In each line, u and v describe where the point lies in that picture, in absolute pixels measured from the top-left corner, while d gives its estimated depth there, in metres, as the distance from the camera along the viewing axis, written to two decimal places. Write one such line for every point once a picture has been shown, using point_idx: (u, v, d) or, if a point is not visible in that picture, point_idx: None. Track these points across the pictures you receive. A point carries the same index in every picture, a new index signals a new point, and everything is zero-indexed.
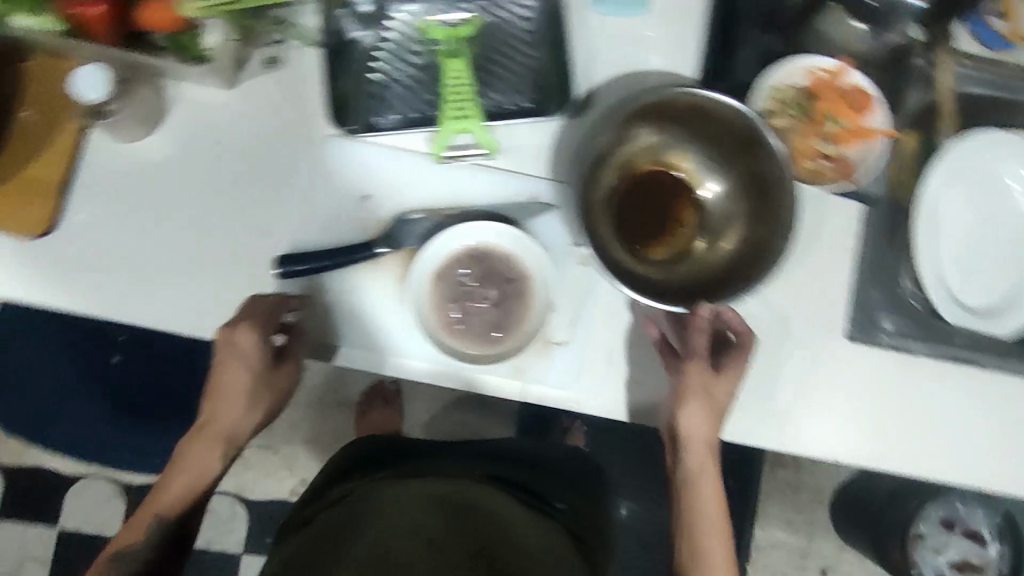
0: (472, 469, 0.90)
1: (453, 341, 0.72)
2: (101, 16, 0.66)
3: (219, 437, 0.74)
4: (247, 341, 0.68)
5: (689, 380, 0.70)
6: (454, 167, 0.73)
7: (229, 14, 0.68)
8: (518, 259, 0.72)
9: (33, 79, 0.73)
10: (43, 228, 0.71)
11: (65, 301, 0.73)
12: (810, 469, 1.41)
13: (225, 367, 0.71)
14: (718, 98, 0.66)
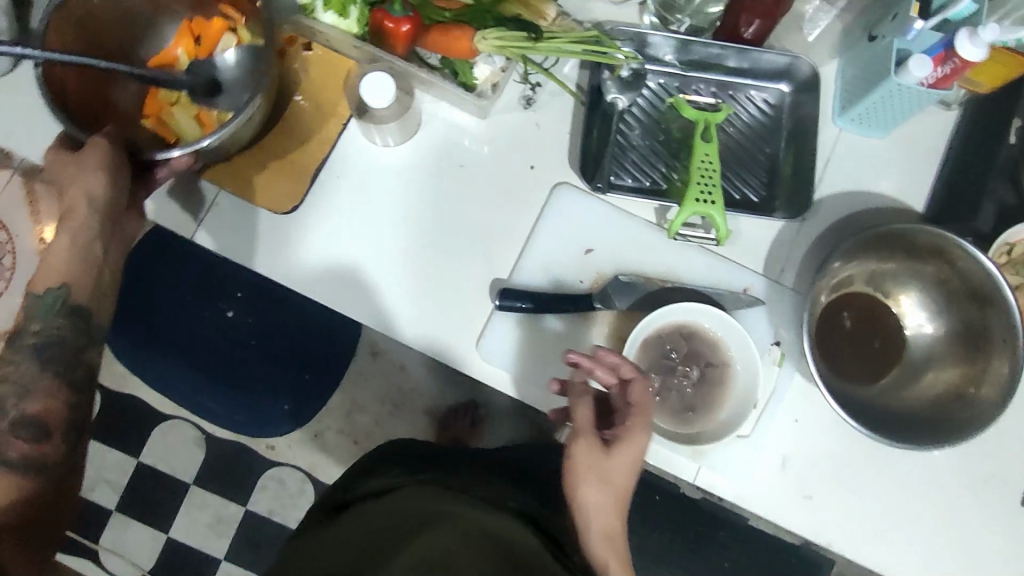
0: (505, 499, 0.78)
1: None
2: (406, 34, 0.71)
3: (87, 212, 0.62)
4: (96, 152, 0.62)
5: (578, 459, 0.65)
6: (680, 246, 0.77)
7: (519, 56, 0.72)
8: (726, 345, 0.73)
9: (307, 67, 0.77)
10: (289, 208, 0.76)
11: (290, 276, 0.76)
12: None
13: (61, 168, 0.62)
14: (975, 253, 0.69)
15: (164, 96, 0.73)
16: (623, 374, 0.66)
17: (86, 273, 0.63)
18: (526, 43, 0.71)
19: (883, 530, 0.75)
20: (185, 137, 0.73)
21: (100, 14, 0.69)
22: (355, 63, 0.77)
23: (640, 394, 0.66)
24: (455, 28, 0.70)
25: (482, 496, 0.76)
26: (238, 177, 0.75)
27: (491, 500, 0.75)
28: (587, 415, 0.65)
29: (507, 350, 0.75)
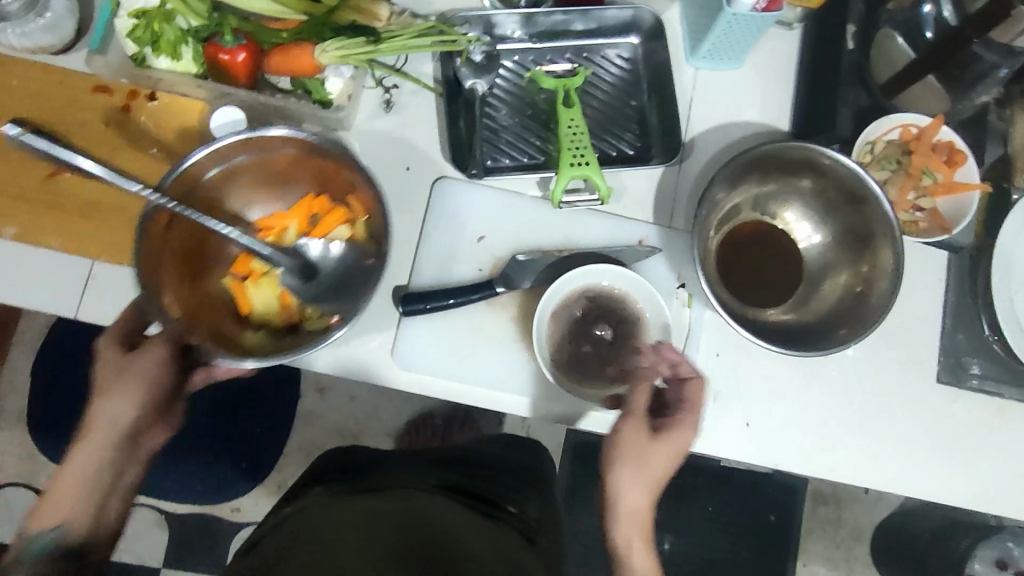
0: (424, 480, 0.82)
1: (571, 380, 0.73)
2: (244, 63, 0.68)
3: (110, 431, 0.64)
4: (150, 356, 0.63)
5: (624, 440, 0.66)
6: (569, 212, 0.77)
7: (365, 62, 0.70)
8: (632, 298, 0.74)
9: (155, 118, 0.74)
10: None
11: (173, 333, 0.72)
12: (852, 505, 1.37)
13: (102, 369, 0.63)
14: (841, 159, 0.72)
15: (256, 263, 0.69)
16: (680, 373, 0.67)
17: (86, 503, 0.63)
18: (369, 48, 0.69)
19: (822, 439, 0.78)
20: (258, 313, 0.70)
21: (220, 169, 0.66)
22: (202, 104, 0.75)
23: (694, 395, 0.67)
24: (295, 47, 0.69)
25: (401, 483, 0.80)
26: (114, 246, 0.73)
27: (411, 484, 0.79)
28: (642, 401, 0.66)
29: (420, 354, 0.74)
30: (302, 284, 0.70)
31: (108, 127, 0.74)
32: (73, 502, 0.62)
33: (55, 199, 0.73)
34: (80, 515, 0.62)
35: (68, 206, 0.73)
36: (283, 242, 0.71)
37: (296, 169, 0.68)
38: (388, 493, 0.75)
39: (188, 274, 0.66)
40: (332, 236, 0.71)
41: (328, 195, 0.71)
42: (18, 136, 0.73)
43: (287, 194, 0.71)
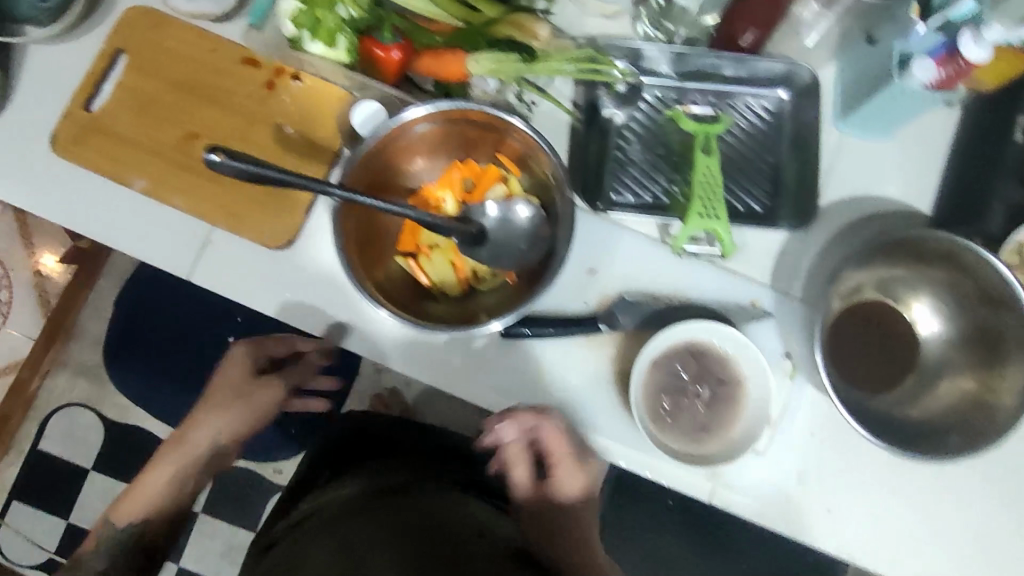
0: (446, 479, 0.83)
1: (659, 433, 0.70)
2: (397, 61, 0.68)
3: (186, 454, 0.85)
4: (266, 393, 0.90)
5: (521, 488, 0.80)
6: (689, 264, 0.74)
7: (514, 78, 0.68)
8: (735, 361, 0.71)
9: (297, 98, 0.75)
10: (284, 241, 0.73)
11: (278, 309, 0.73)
12: None
13: (222, 393, 0.87)
14: (988, 258, 0.67)
15: (423, 235, 0.72)
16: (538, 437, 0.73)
17: (162, 501, 0.84)
18: (522, 64, 0.67)
19: (909, 541, 0.74)
20: (435, 283, 0.72)
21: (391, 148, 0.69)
22: (344, 93, 0.75)
23: (557, 447, 0.72)
24: (445, 52, 0.68)
25: (424, 478, 0.82)
26: (229, 211, 0.73)
27: (434, 483, 0.81)
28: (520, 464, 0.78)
29: (514, 378, 0.73)
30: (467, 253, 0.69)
31: (252, 99, 0.75)
32: (151, 495, 0.83)
33: (187, 160, 0.73)
34: (150, 512, 0.83)
35: (186, 164, 0.73)
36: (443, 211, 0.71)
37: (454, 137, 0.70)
38: (414, 492, 0.77)
39: (366, 254, 0.69)
40: (493, 197, 0.71)
41: (474, 161, 0.72)
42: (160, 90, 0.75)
43: (439, 162, 0.72)
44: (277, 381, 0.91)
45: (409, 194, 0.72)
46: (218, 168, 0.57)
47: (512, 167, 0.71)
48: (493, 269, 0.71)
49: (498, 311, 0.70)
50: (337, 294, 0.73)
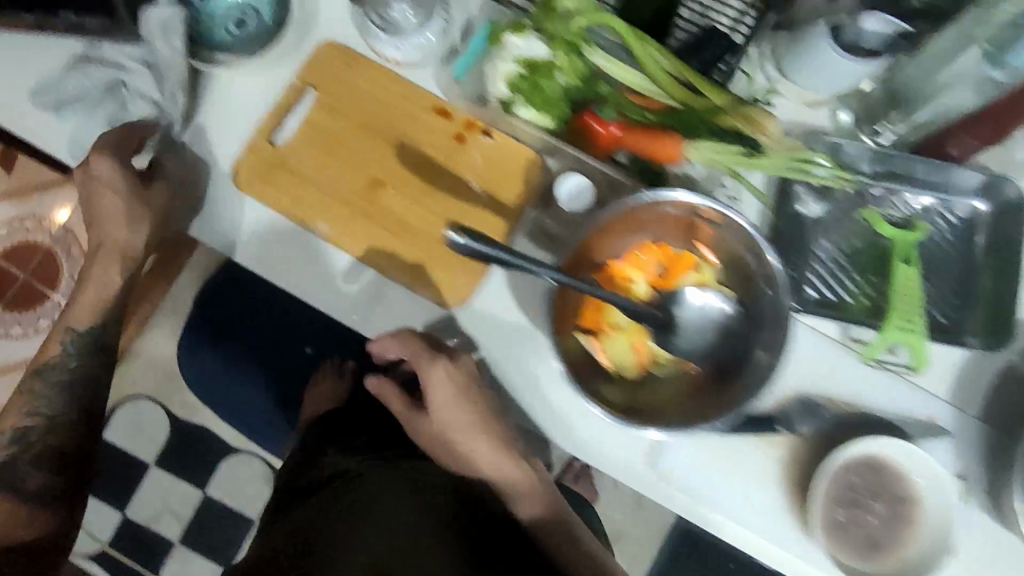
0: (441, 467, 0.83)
1: (829, 545, 0.68)
2: (614, 138, 0.67)
3: (115, 250, 0.75)
4: (157, 196, 0.72)
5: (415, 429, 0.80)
6: (873, 373, 0.71)
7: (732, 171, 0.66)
8: (916, 481, 0.68)
9: (486, 156, 0.73)
10: (462, 301, 0.71)
11: (442, 366, 0.72)
12: None
13: (100, 199, 0.71)
14: None
15: (606, 313, 0.68)
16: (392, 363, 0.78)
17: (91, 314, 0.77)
18: (744, 159, 0.65)
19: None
20: (614, 367, 0.69)
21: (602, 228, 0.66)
22: (533, 155, 0.73)
23: (381, 349, 0.71)
24: (663, 135, 0.65)
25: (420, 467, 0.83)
26: (407, 264, 0.71)
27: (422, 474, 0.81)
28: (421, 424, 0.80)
29: (682, 467, 0.71)
30: (657, 337, 0.68)
31: (438, 150, 0.73)
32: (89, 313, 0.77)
33: (370, 209, 0.72)
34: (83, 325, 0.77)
35: (367, 213, 0.72)
36: (629, 292, 0.68)
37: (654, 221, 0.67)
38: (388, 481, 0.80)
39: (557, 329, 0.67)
40: (687, 284, 0.69)
41: (668, 243, 0.69)
42: (351, 134, 0.73)
43: (632, 237, 0.68)
44: (162, 187, 0.72)
45: (596, 268, 0.68)
46: (461, 248, 0.57)
47: (706, 250, 0.68)
48: (675, 356, 0.68)
49: (686, 404, 0.66)
50: (505, 359, 0.71)
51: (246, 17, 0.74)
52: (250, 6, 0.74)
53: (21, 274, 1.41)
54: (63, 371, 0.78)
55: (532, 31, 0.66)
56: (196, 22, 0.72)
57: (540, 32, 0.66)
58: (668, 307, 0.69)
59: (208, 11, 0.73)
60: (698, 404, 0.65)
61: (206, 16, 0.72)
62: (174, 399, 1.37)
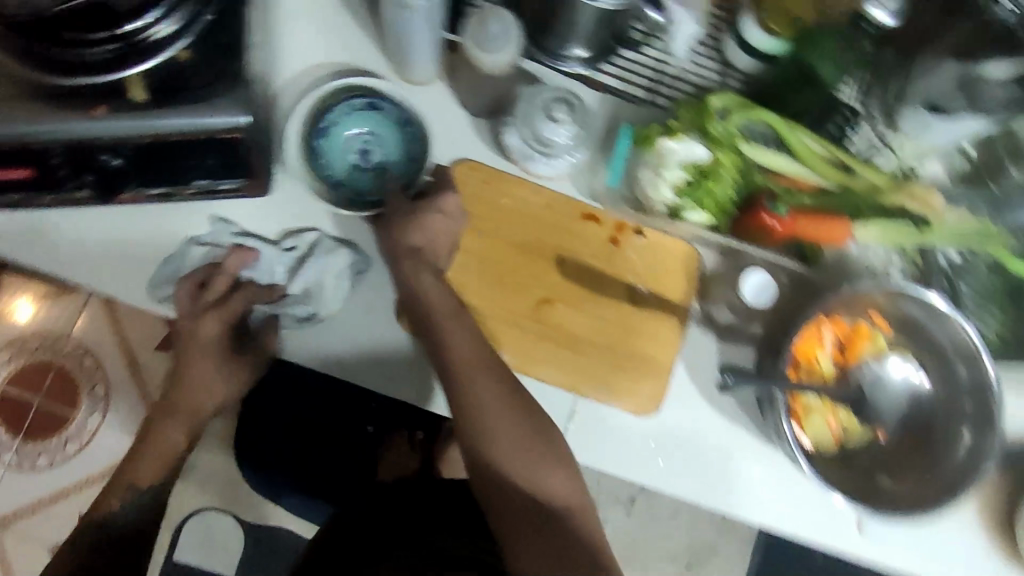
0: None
1: None
2: (788, 230, 0.68)
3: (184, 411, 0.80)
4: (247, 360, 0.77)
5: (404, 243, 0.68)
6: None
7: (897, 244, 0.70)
8: None
9: (643, 255, 0.73)
10: (653, 410, 0.72)
11: (639, 471, 0.71)
12: None
13: (188, 352, 0.77)
14: None
15: (804, 399, 0.70)
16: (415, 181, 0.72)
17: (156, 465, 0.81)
18: (913, 232, 0.69)
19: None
20: (815, 446, 0.70)
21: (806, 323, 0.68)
22: (690, 249, 0.73)
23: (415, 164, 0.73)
24: (833, 218, 0.68)
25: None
26: (595, 378, 0.71)
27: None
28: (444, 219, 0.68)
29: (892, 532, 0.72)
30: (855, 411, 0.70)
31: (598, 258, 0.73)
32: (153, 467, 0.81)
33: (546, 329, 0.71)
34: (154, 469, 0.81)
35: (548, 334, 0.71)
36: (815, 370, 0.70)
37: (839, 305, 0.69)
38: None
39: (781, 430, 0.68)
40: (870, 356, 0.71)
41: (840, 316, 0.70)
42: (508, 257, 0.72)
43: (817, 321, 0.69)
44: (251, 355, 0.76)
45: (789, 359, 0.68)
46: None
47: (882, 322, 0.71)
48: (865, 424, 0.70)
49: (903, 474, 0.69)
50: (700, 449, 0.72)
51: (371, 148, 0.73)
52: (376, 138, 0.73)
53: (36, 399, 1.19)
54: (121, 517, 0.80)
55: (689, 135, 0.66)
56: (323, 160, 0.72)
57: (699, 135, 0.67)
58: (855, 379, 0.71)
59: (335, 147, 0.72)
60: (916, 476, 0.68)
61: (333, 152, 0.72)
62: (241, 506, 1.22)
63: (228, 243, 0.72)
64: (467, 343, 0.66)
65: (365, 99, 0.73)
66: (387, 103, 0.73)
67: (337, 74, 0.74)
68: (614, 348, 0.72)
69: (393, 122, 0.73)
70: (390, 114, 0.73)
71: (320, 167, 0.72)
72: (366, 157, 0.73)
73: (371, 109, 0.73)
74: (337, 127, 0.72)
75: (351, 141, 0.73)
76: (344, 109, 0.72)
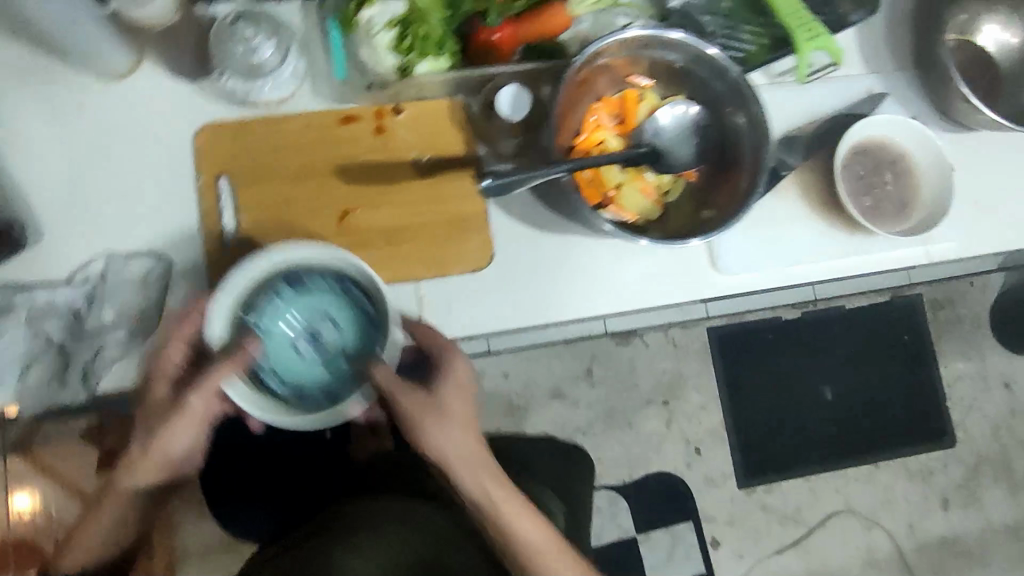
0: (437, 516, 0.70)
1: (874, 223, 0.77)
2: (511, 38, 0.70)
3: (145, 470, 0.65)
4: (183, 416, 0.62)
5: (413, 419, 0.61)
6: (811, 85, 0.80)
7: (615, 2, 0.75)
8: (894, 141, 0.78)
9: (411, 128, 0.73)
10: (488, 257, 0.73)
11: (504, 315, 0.74)
12: (962, 303, 1.69)
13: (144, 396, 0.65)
14: None
15: (607, 175, 0.72)
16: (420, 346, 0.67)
17: (108, 524, 0.68)
18: None
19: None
20: (637, 216, 0.73)
21: (566, 114, 0.71)
22: (449, 100, 0.74)
23: (423, 334, 0.66)
24: (546, 10, 0.70)
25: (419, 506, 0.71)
26: (423, 256, 0.72)
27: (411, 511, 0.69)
28: (456, 401, 0.63)
29: (739, 254, 0.76)
30: (655, 168, 0.73)
31: (372, 150, 0.73)
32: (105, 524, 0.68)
33: (356, 237, 0.72)
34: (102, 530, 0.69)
35: (360, 240, 0.72)
36: (608, 148, 0.73)
37: (594, 82, 0.71)
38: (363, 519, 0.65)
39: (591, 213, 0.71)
40: (650, 114, 0.74)
41: (604, 94, 0.73)
42: (287, 190, 0.71)
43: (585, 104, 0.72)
44: (185, 407, 0.61)
45: (568, 148, 0.72)
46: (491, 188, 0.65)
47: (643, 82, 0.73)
48: (674, 175, 0.74)
49: (716, 201, 0.73)
50: (549, 269, 0.75)
51: (319, 330, 0.64)
52: (317, 314, 0.64)
53: None
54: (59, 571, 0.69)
55: None
56: (273, 366, 0.62)
57: None
58: (643, 138, 0.74)
59: (278, 347, 0.63)
60: (728, 195, 0.72)
61: (285, 359, 0.63)
62: None
63: (21, 299, 0.69)
64: (472, 458, 0.62)
65: (289, 274, 0.64)
66: (314, 274, 0.64)
67: (42, 105, 0.71)
68: (426, 221, 0.73)
69: (328, 292, 0.64)
70: (323, 284, 0.64)
71: (274, 377, 0.62)
72: (321, 345, 0.64)
73: (299, 287, 0.64)
74: (272, 320, 0.63)
75: (294, 334, 0.64)
76: (270, 299, 0.63)
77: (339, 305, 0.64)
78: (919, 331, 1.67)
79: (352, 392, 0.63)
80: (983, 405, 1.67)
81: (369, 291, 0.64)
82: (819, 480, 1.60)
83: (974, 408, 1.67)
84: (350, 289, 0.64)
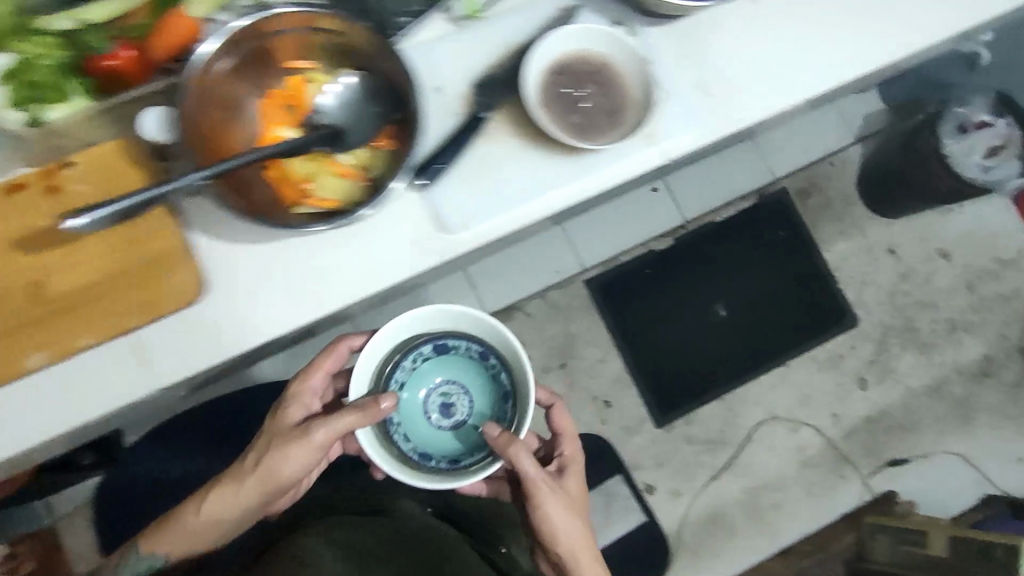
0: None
1: (585, 136, 0.75)
2: (135, 59, 0.66)
3: (249, 490, 0.75)
4: (297, 448, 0.72)
5: (541, 494, 0.76)
6: (494, 20, 0.77)
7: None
8: (588, 51, 0.76)
9: (86, 179, 0.70)
10: (199, 289, 0.70)
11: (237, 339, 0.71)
12: (831, 183, 1.66)
13: (282, 413, 0.76)
14: None
15: (291, 169, 0.70)
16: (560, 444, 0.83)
17: (190, 539, 0.77)
18: None
19: (826, 40, 0.81)
20: (337, 199, 0.70)
21: (216, 123, 0.67)
22: (117, 141, 0.70)
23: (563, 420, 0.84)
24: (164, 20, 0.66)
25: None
26: (133, 304, 0.69)
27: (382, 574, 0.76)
28: (575, 482, 0.81)
29: (460, 208, 0.74)
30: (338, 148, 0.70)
31: (50, 213, 0.69)
32: (185, 538, 0.77)
33: (56, 306, 0.68)
34: (179, 544, 0.77)
35: (61, 308, 0.68)
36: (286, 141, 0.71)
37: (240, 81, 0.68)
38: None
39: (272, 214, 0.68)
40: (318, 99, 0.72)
41: (270, 89, 0.71)
42: None
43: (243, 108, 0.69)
44: (304, 442, 0.72)
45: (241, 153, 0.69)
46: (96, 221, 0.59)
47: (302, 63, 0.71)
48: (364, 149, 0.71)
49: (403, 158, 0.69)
50: (270, 280, 0.71)
51: (450, 399, 0.82)
52: (458, 385, 0.82)
53: None
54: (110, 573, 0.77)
55: None
56: (404, 429, 0.80)
57: None
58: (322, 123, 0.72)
59: (415, 405, 0.81)
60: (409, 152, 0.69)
61: (414, 416, 0.81)
62: None
63: None
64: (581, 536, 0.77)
65: (435, 342, 0.79)
66: (458, 342, 0.80)
67: None
68: (127, 269, 0.69)
69: (464, 358, 0.81)
70: (464, 350, 0.80)
71: (402, 437, 0.79)
72: (449, 409, 0.82)
73: (443, 355, 0.81)
74: (417, 378, 0.81)
75: (429, 395, 0.82)
76: (414, 359, 0.80)
77: (471, 373, 0.82)
78: (793, 225, 1.64)
79: (468, 463, 0.79)
80: (875, 278, 1.65)
81: (506, 373, 0.79)
82: (734, 397, 1.59)
83: (868, 282, 1.65)
84: (490, 360, 0.80)
